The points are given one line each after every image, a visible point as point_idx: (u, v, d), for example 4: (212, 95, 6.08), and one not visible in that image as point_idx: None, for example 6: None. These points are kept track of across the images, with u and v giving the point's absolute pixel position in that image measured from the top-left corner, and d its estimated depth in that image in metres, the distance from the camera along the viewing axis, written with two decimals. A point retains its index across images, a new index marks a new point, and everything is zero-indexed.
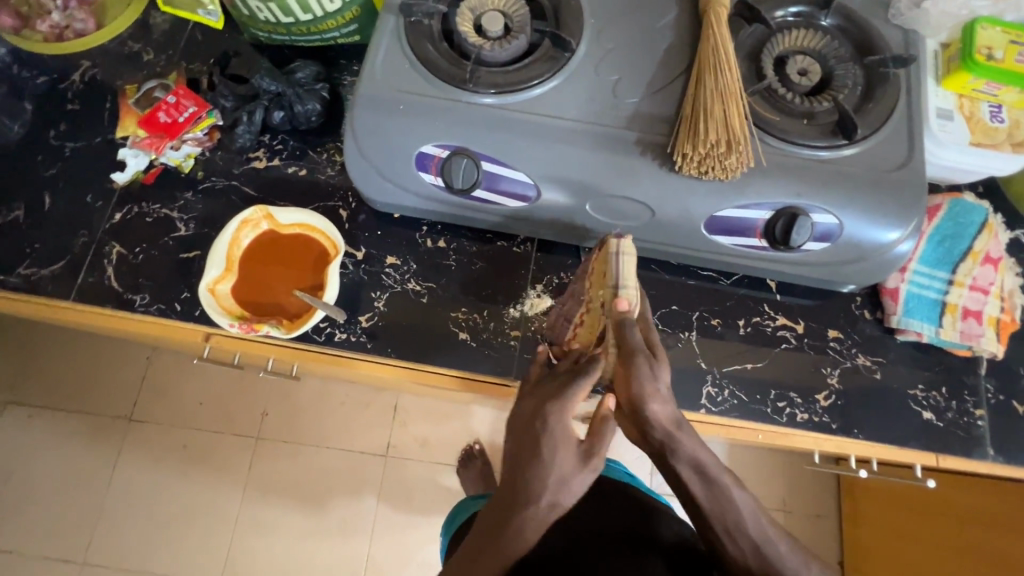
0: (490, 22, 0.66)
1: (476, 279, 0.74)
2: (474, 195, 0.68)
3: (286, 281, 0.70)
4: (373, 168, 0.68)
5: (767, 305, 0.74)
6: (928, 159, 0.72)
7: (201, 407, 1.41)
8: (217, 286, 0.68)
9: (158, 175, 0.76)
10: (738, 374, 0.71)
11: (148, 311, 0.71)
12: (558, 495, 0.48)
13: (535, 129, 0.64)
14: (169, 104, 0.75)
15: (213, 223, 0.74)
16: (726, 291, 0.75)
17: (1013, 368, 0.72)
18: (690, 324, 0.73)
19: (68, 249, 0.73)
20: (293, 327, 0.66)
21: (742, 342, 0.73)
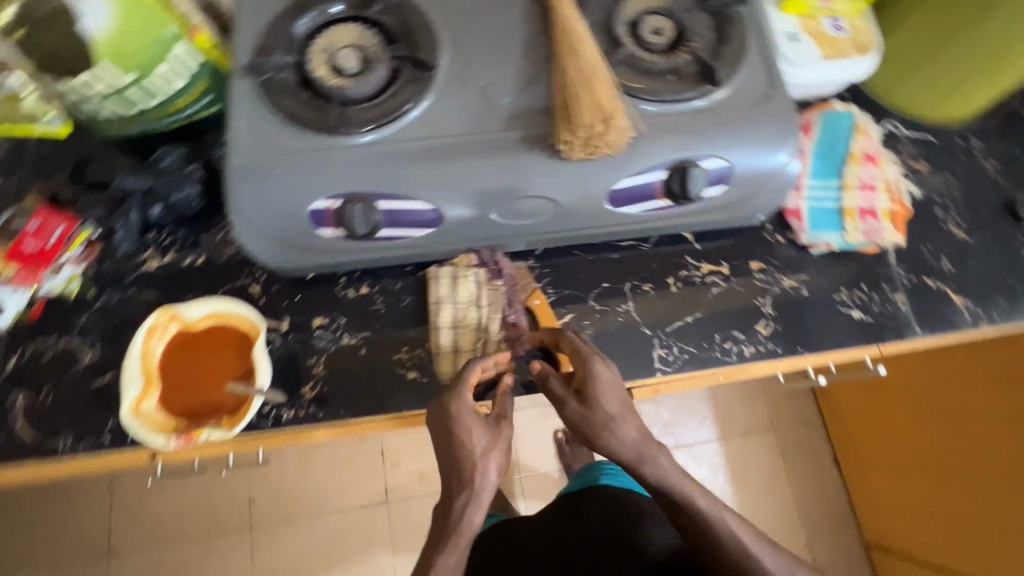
0: (347, 60, 0.64)
1: (410, 311, 0.73)
2: (380, 234, 0.67)
3: (214, 377, 0.66)
4: (270, 237, 0.66)
5: (689, 256, 0.77)
6: (792, 81, 0.76)
7: (182, 516, 1.33)
8: (139, 405, 0.63)
9: (46, 306, 0.70)
10: (683, 328, 0.74)
11: (76, 452, 0.66)
12: (482, 464, 0.58)
13: (421, 156, 0.63)
14: (30, 229, 0.66)
15: (120, 338, 0.70)
16: (649, 254, 0.77)
17: (918, 245, 0.78)
18: (625, 295, 0.75)
19: None
20: (234, 423, 0.63)
21: (679, 297, 0.75)
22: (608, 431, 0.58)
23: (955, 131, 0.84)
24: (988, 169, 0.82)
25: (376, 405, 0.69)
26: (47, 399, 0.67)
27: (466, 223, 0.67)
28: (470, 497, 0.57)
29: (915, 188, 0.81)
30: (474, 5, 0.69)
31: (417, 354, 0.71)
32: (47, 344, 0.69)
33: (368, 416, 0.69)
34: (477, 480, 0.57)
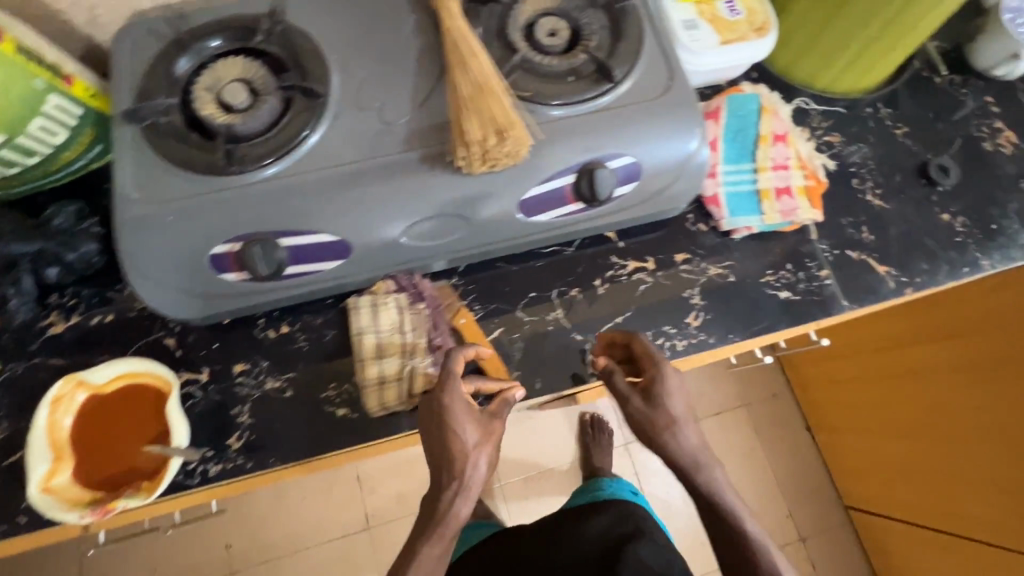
0: (235, 93, 0.64)
1: (337, 341, 0.77)
2: (288, 272, 0.67)
3: (129, 442, 0.68)
4: (174, 285, 0.66)
5: (613, 256, 0.83)
6: (695, 65, 0.83)
7: (157, 571, 1.30)
8: (50, 482, 0.64)
9: None
10: (595, 324, 0.80)
11: (32, 527, 0.66)
12: (477, 454, 0.62)
13: (324, 185, 0.63)
14: None
15: (34, 406, 0.70)
16: (575, 257, 0.82)
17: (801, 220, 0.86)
18: (554, 302, 0.81)
19: None
20: (153, 488, 0.64)
21: (586, 297, 0.81)
22: (668, 430, 0.67)
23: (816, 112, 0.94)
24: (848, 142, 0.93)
25: (318, 429, 0.73)
26: None
27: (375, 245, 0.67)
28: (461, 486, 0.61)
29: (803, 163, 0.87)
30: (361, 27, 0.70)
31: (342, 383, 0.75)
32: None
33: (312, 441, 0.73)
34: (473, 478, 0.61)
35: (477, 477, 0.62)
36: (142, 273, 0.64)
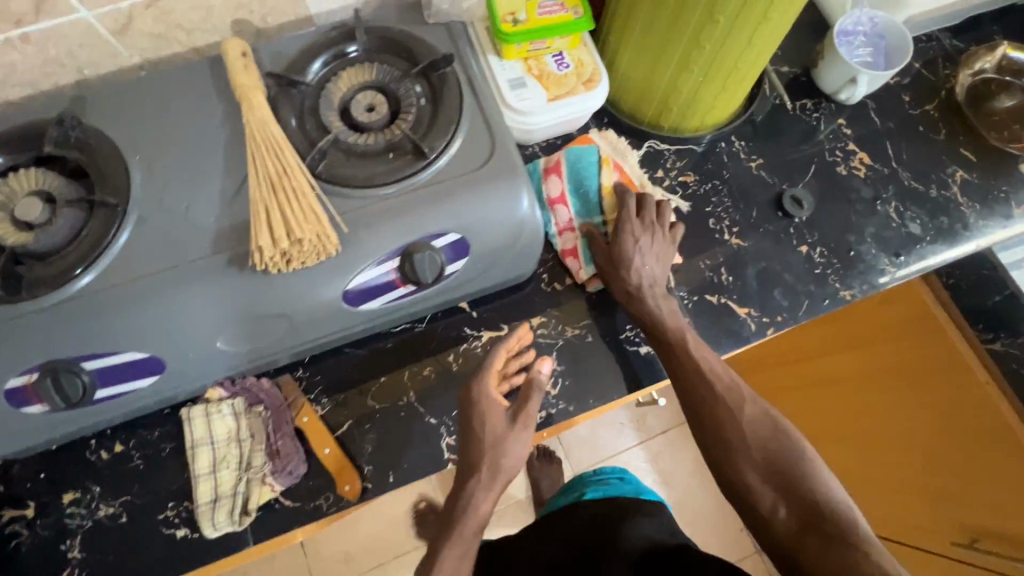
0: (379, 106, 0.64)
1: (459, 360, 0.69)
2: (442, 281, 0.64)
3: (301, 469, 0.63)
4: (311, 305, 0.60)
5: (772, 244, 0.74)
6: (867, 15, 0.76)
7: None
8: (216, 521, 0.60)
9: None
10: (742, 333, 0.70)
11: (182, 566, 0.61)
12: (639, 253, 0.66)
13: (470, 189, 0.61)
14: None
15: (172, 433, 0.65)
16: (726, 246, 0.74)
17: (960, 205, 0.76)
18: (716, 294, 0.71)
19: (40, 554, 0.61)
20: (355, 488, 0.63)
21: (731, 300, 0.71)
22: None
23: (969, 77, 0.82)
24: (1011, 106, 0.81)
25: (443, 456, 0.65)
26: (99, 511, 0.62)
27: (511, 249, 0.65)
28: (631, 271, 0.65)
29: (937, 144, 0.79)
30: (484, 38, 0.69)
31: None
32: (88, 449, 0.64)
33: (439, 461, 0.65)
34: (636, 277, 0.65)
35: (643, 278, 0.65)
36: (257, 296, 0.59)
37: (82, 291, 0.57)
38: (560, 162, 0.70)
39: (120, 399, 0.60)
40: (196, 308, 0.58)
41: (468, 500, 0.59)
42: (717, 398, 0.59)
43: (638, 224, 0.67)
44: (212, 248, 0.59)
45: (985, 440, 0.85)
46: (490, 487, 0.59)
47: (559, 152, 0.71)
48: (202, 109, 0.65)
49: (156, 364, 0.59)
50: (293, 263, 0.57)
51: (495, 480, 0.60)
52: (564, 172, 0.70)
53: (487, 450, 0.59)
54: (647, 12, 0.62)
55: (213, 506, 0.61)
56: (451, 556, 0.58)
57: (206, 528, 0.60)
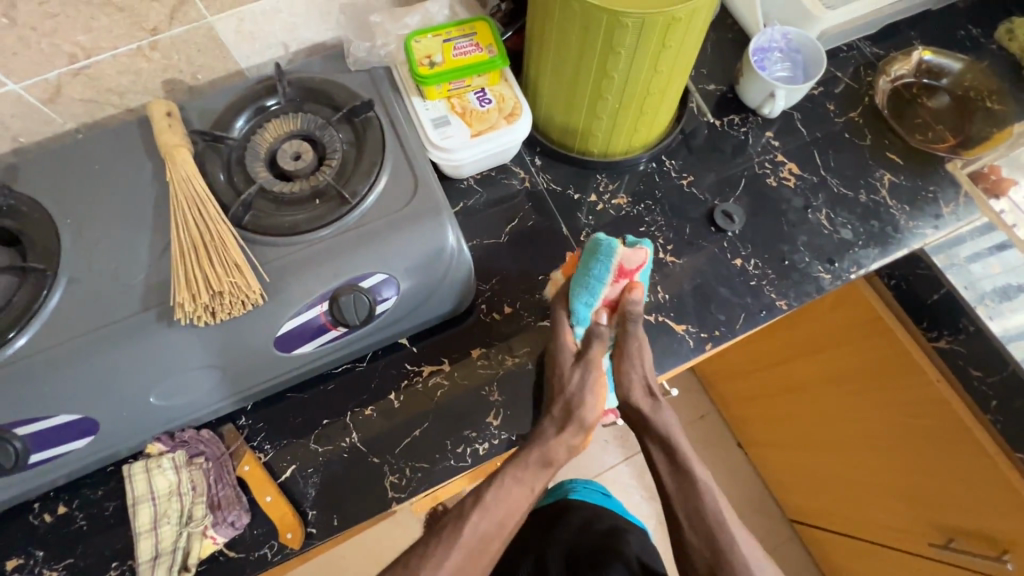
0: (305, 153, 0.66)
1: (401, 397, 0.69)
2: (373, 321, 0.64)
3: (244, 520, 0.63)
4: (242, 354, 0.61)
5: (708, 259, 0.75)
6: (780, 31, 0.79)
7: None
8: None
9: None
10: (681, 350, 0.70)
11: None
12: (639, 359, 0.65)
13: (393, 228, 0.62)
14: None
15: (117, 490, 0.65)
16: (662, 263, 0.75)
17: (889, 208, 0.78)
18: (655, 312, 0.72)
19: None
20: (297, 535, 0.63)
21: (667, 318, 0.72)
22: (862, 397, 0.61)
23: (888, 83, 0.84)
24: (933, 107, 0.84)
25: (387, 494, 0.65)
26: None
27: (442, 283, 0.66)
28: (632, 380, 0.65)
29: (864, 149, 0.81)
30: (407, 81, 0.71)
31: (410, 441, 0.67)
32: (31, 514, 0.64)
33: (384, 500, 0.65)
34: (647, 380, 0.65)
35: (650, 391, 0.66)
36: (188, 350, 0.59)
37: (15, 355, 0.57)
38: (642, 269, 0.65)
39: (58, 460, 0.61)
40: (127, 368, 0.58)
41: (544, 438, 0.62)
42: (734, 548, 0.59)
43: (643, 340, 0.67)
44: (140, 305, 0.60)
45: (937, 465, 0.88)
46: (568, 425, 0.62)
47: (643, 249, 0.65)
48: (133, 169, 0.67)
49: (91, 423, 0.59)
50: (219, 315, 0.58)
51: (570, 422, 0.63)
52: (637, 279, 0.65)
53: (568, 392, 0.64)
54: (554, 49, 0.64)
55: (154, 564, 0.60)
56: (518, 481, 0.60)
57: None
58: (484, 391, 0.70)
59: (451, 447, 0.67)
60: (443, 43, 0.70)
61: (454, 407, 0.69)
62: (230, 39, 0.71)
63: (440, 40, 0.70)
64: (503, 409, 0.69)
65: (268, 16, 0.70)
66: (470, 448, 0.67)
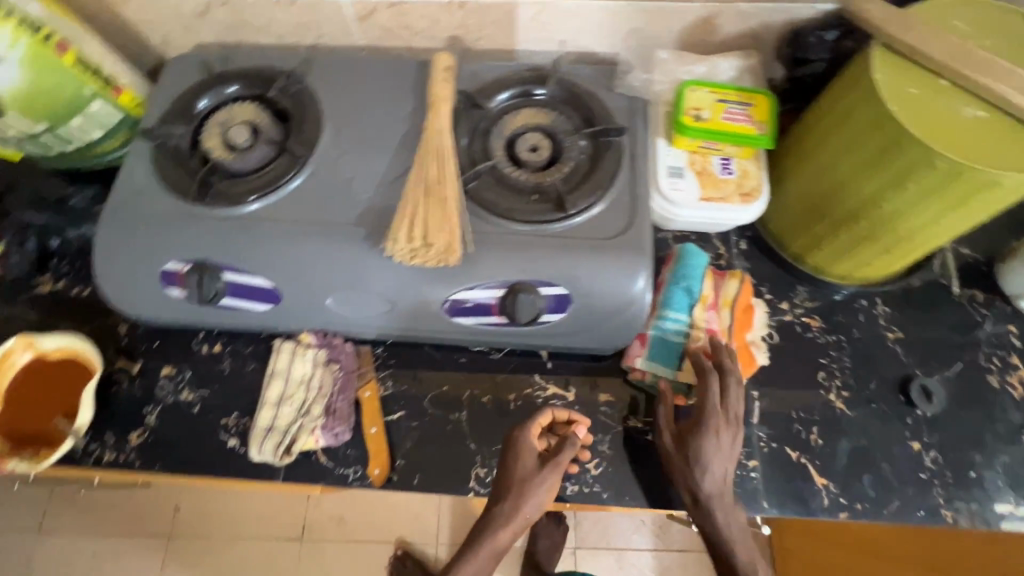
0: (542, 149, 0.69)
1: (518, 402, 0.70)
2: (532, 325, 0.66)
3: (348, 437, 0.68)
4: (415, 299, 0.65)
5: (880, 424, 0.67)
6: None
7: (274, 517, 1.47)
8: (259, 447, 0.66)
9: None
10: (811, 503, 0.64)
11: (217, 467, 0.68)
12: (696, 432, 0.61)
13: (591, 250, 0.63)
14: None
15: (260, 356, 0.73)
16: (827, 404, 0.68)
17: None
18: (801, 451, 0.66)
19: (124, 405, 0.71)
20: (384, 475, 0.66)
21: (811, 463, 0.65)
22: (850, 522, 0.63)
23: None
24: None
25: (469, 483, 0.67)
26: (181, 394, 0.72)
27: (605, 321, 0.66)
28: (671, 443, 0.62)
29: None
30: (661, 123, 0.72)
31: None
32: (195, 340, 0.74)
33: (464, 485, 0.67)
34: (700, 487, 0.60)
35: (702, 490, 0.60)
36: (375, 275, 0.64)
37: (252, 214, 0.67)
38: (674, 256, 0.71)
39: (235, 312, 0.69)
40: (322, 265, 0.65)
41: (489, 522, 0.62)
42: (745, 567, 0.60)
43: (715, 429, 0.61)
44: (357, 219, 0.66)
45: None
46: (509, 517, 0.61)
47: (675, 246, 0.73)
48: (396, 100, 0.74)
49: (274, 296, 0.67)
50: (416, 259, 0.62)
51: (514, 515, 0.61)
52: (671, 266, 0.70)
53: (515, 481, 0.61)
54: (830, 150, 0.61)
55: (266, 434, 0.67)
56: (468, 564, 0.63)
57: (253, 450, 0.66)
58: (596, 439, 0.68)
59: None
60: (716, 102, 0.69)
61: None
62: (524, 22, 0.75)
63: (714, 97, 0.69)
64: (608, 463, 0.67)
65: (566, 14, 0.73)
66: (565, 483, 0.66)
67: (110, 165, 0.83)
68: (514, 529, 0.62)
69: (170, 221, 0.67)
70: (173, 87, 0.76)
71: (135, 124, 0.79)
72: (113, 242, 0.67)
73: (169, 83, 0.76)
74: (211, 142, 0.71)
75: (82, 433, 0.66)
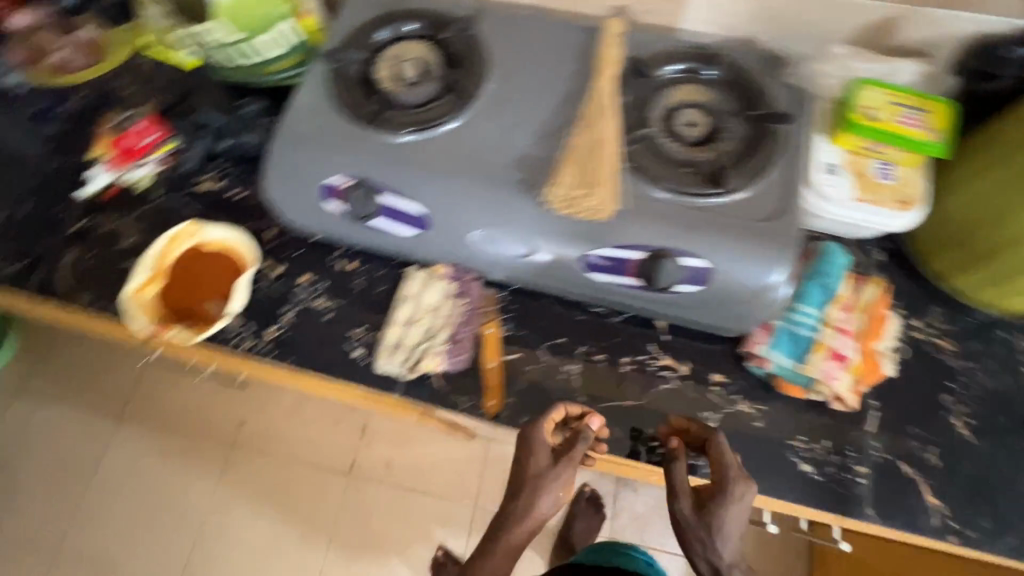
0: (700, 126, 0.70)
1: (631, 365, 0.72)
2: (663, 294, 0.67)
3: (467, 368, 0.71)
4: (556, 248, 0.68)
5: (1003, 457, 0.65)
6: None
7: (328, 448, 1.55)
8: (387, 359, 0.71)
9: (118, 192, 0.86)
10: (919, 519, 0.63)
11: (341, 372, 0.73)
12: (712, 495, 0.58)
13: (739, 230, 0.64)
14: (137, 130, 0.86)
15: (390, 279, 0.78)
16: (949, 427, 0.67)
17: None
18: (915, 467, 0.65)
19: (264, 302, 0.77)
20: (498, 409, 0.70)
21: (924, 481, 0.65)
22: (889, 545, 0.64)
23: None
24: None
25: None
26: (315, 301, 0.77)
27: (737, 302, 0.66)
28: (687, 504, 0.58)
29: None
30: (822, 119, 0.71)
31: (617, 405, 0.70)
32: (333, 254, 0.80)
33: None
34: (718, 561, 0.55)
35: (717, 563, 0.56)
36: (523, 220, 0.67)
37: (416, 144, 0.71)
38: (813, 253, 0.71)
39: (380, 234, 0.74)
40: (475, 202, 0.68)
41: (501, 525, 0.60)
42: None
43: (734, 497, 0.57)
44: (513, 163, 0.69)
45: None
46: (523, 517, 0.59)
47: (813, 244, 0.72)
48: (558, 58, 0.76)
49: (423, 224, 0.71)
50: (569, 210, 0.65)
51: (526, 516, 0.59)
52: (809, 263, 0.70)
53: (528, 478, 0.60)
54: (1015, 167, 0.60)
55: (393, 349, 0.71)
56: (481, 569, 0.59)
57: (381, 362, 0.71)
58: (703, 415, 0.69)
59: (646, 438, 0.69)
60: (891, 104, 0.67)
61: (672, 406, 0.70)
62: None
63: (889, 99, 0.68)
64: None
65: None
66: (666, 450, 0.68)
67: (272, 86, 0.88)
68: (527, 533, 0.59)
69: (340, 138, 0.71)
70: (352, 17, 0.80)
71: (307, 47, 0.85)
72: (286, 150, 0.73)
73: (348, 12, 0.81)
74: (382, 74, 0.76)
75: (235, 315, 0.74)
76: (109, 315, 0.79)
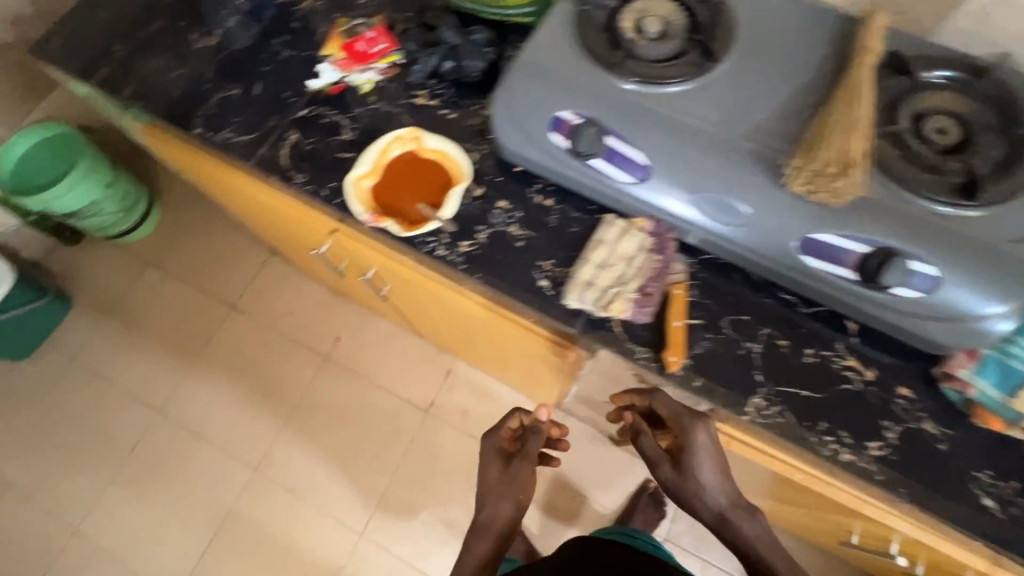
0: (952, 136, 0.68)
1: (814, 358, 0.71)
2: (878, 293, 0.66)
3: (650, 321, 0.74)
4: (777, 225, 0.68)
5: None
6: None
7: (414, 380, 1.64)
8: (578, 295, 0.74)
9: (342, 89, 0.92)
10: None
11: (526, 298, 0.77)
12: (682, 450, 0.71)
13: (981, 247, 0.62)
14: (368, 38, 0.93)
15: (584, 223, 0.80)
16: None
17: None
18: None
19: (463, 218, 0.81)
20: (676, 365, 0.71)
21: None
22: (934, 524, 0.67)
23: None
24: None
25: (746, 407, 0.70)
26: (510, 227, 0.81)
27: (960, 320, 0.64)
28: (667, 471, 0.72)
29: None
30: None
31: (794, 392, 0.70)
32: (532, 188, 0.83)
33: (740, 408, 0.70)
34: (715, 504, 0.70)
35: (715, 508, 0.70)
36: (749, 191, 0.68)
37: (653, 96, 0.73)
38: None
39: (593, 175, 0.75)
40: (704, 164, 0.70)
41: (487, 510, 0.81)
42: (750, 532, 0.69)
43: (698, 445, 0.69)
44: (748, 135, 0.70)
45: None
46: (502, 503, 0.81)
47: None
48: (807, 40, 0.75)
49: (643, 173, 0.72)
50: (810, 188, 0.64)
51: (496, 507, 0.81)
52: None
53: (493, 482, 0.84)
54: None
55: (585, 286, 0.74)
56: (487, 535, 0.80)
57: (571, 295, 0.74)
58: (883, 424, 0.68)
59: (820, 432, 0.68)
60: None
61: (852, 407, 0.69)
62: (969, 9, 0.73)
63: None
64: (890, 450, 0.67)
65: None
66: (839, 448, 0.68)
67: (496, 19, 0.91)
68: (499, 536, 0.80)
69: (580, 78, 0.74)
70: None
71: (548, 6, 0.90)
72: (525, 78, 0.76)
73: None
74: (626, 24, 0.77)
75: (442, 222, 0.80)
76: (318, 198, 0.86)
